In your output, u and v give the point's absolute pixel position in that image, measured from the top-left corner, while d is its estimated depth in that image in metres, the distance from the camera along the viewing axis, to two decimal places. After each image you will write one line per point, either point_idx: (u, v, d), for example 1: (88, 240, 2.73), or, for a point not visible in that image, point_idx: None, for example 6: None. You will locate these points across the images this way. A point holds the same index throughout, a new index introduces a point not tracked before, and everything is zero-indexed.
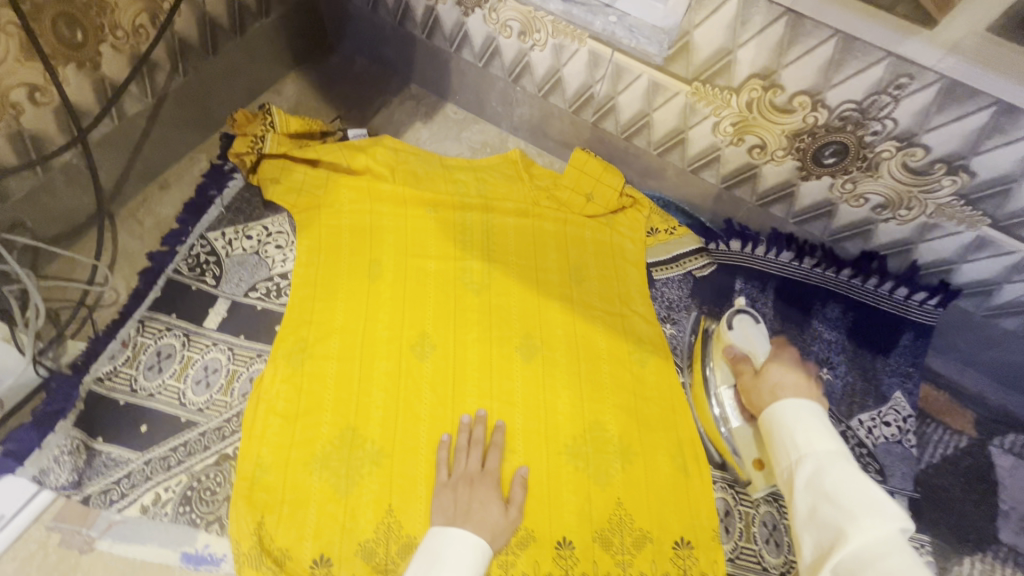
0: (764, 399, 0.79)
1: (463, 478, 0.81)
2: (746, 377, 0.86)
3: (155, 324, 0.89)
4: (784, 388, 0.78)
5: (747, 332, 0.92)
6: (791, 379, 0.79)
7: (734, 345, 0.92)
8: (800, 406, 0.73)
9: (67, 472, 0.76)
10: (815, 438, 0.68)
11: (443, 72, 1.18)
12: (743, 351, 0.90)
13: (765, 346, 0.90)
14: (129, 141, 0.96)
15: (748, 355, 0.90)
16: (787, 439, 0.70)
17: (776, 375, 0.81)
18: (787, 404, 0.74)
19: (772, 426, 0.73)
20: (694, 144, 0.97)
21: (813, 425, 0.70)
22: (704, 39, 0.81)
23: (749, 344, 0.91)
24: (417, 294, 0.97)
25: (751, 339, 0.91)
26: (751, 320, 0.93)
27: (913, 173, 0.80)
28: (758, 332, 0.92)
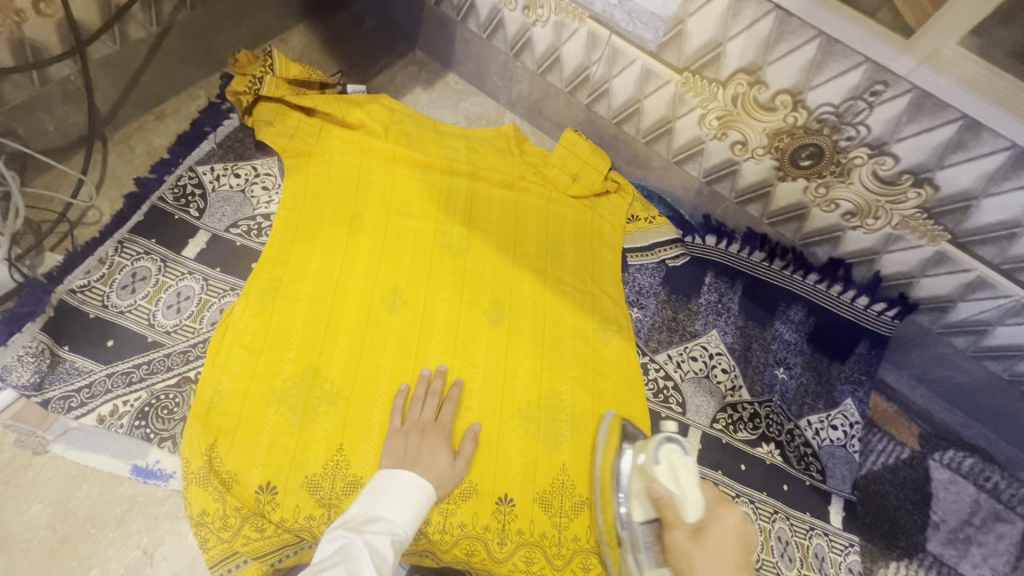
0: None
1: (416, 426, 0.83)
2: (676, 538, 0.64)
3: (134, 247, 0.91)
4: (723, 571, 0.60)
5: (673, 467, 0.69)
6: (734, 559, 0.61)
7: (660, 484, 0.68)
8: None
9: (29, 373, 0.78)
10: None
11: (448, 40, 1.20)
12: (670, 493, 0.67)
13: (697, 489, 0.67)
14: (130, 66, 0.98)
15: (675, 500, 0.66)
16: None
17: (715, 545, 0.62)
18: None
19: None
20: (680, 135, 0.99)
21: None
22: (696, 29, 0.83)
23: (678, 486, 0.67)
24: (394, 250, 0.99)
25: (680, 476, 0.68)
26: (680, 452, 0.71)
27: (882, 182, 0.83)
28: (687, 467, 0.70)
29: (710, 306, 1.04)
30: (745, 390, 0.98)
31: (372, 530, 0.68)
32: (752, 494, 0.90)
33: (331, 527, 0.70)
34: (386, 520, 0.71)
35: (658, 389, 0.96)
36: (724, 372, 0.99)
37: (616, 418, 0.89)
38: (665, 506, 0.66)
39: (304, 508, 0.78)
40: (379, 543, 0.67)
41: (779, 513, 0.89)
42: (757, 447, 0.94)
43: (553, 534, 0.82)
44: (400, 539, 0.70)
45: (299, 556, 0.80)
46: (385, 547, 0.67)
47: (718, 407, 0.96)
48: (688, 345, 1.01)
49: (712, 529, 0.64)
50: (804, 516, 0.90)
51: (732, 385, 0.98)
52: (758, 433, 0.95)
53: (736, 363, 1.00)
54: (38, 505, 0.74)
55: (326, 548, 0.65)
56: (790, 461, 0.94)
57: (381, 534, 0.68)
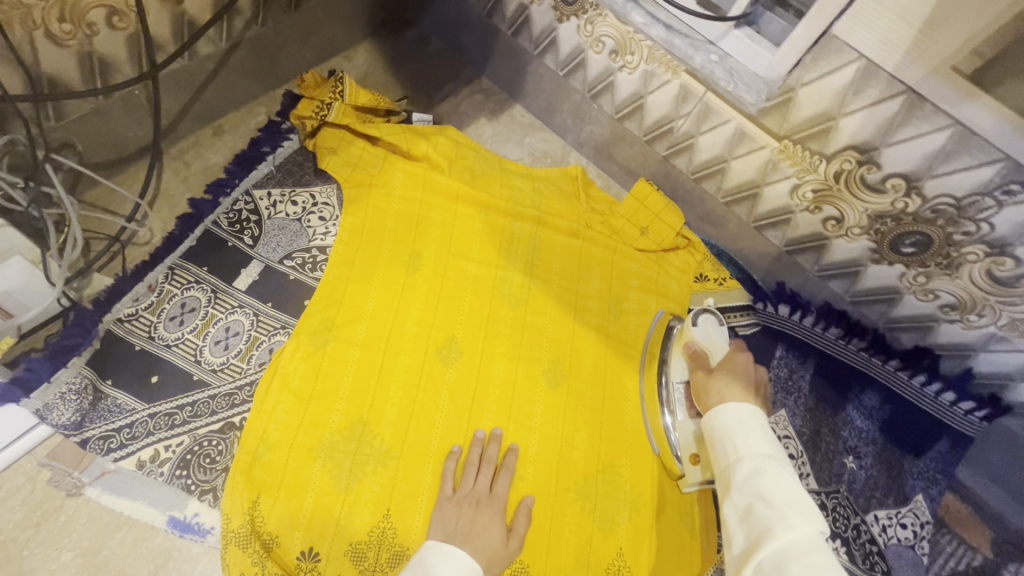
0: (710, 403, 0.76)
1: (469, 497, 0.77)
2: (698, 374, 0.84)
3: (183, 274, 0.86)
4: (730, 389, 0.76)
5: (708, 330, 0.90)
6: (740, 386, 0.76)
7: (695, 341, 0.89)
8: (741, 409, 0.70)
9: (70, 412, 0.73)
10: (753, 440, 0.66)
11: (519, 72, 1.15)
12: (702, 347, 0.88)
13: (723, 347, 0.88)
14: (194, 81, 0.93)
15: (705, 352, 0.88)
16: (727, 441, 0.68)
17: (725, 375, 0.78)
18: (729, 404, 0.71)
19: (714, 428, 0.71)
20: (765, 201, 0.93)
21: (752, 428, 0.68)
22: (808, 98, 0.77)
23: (709, 343, 0.88)
24: (453, 295, 0.94)
25: (711, 336, 0.89)
26: (715, 321, 0.91)
27: (995, 281, 0.76)
28: (720, 335, 0.90)
29: (779, 382, 0.97)
30: (812, 478, 0.92)
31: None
32: None
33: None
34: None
35: None
36: (791, 458, 0.92)
37: (664, 318, 0.99)
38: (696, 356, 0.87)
39: None
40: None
41: None
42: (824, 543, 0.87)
43: None
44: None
45: None
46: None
47: None
48: None
49: (725, 365, 0.80)
50: None
51: (799, 473, 0.92)
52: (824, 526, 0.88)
53: (804, 448, 0.94)
54: (68, 553, 0.70)
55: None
56: (855, 560, 0.86)
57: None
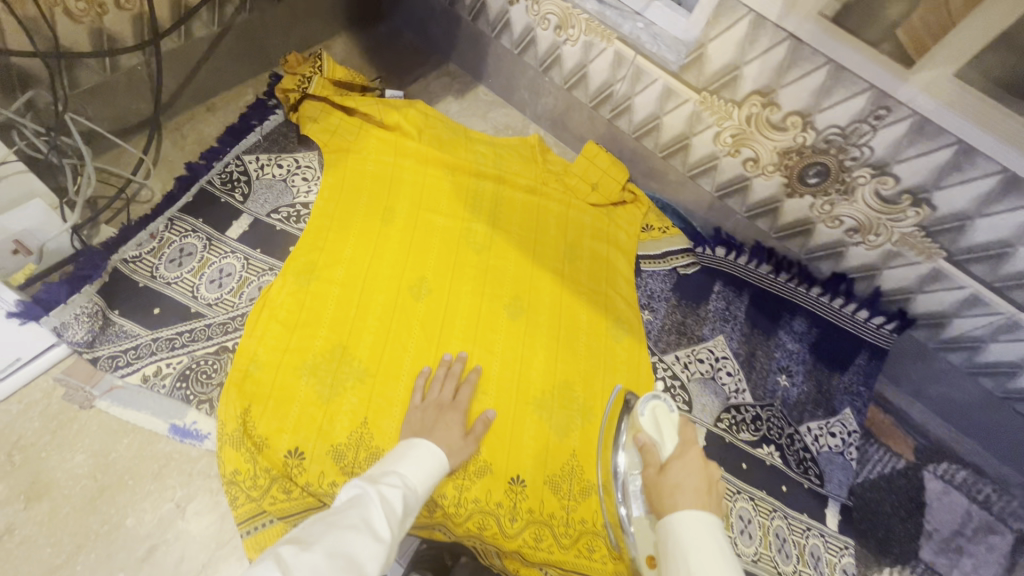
0: (662, 510, 0.68)
1: (434, 404, 0.87)
2: (649, 472, 0.76)
3: (182, 224, 0.97)
4: (684, 491, 0.68)
5: (657, 419, 0.84)
6: (692, 483, 0.69)
7: (644, 434, 0.83)
8: (697, 523, 0.63)
9: (83, 331, 0.83)
10: (708, 564, 0.59)
11: (480, 54, 1.29)
12: (651, 439, 0.81)
13: (674, 436, 0.81)
14: (190, 61, 1.06)
15: (655, 443, 0.81)
16: (680, 563, 0.60)
17: (677, 474, 0.72)
18: (684, 515, 0.64)
19: (667, 543, 0.63)
20: (695, 151, 1.06)
21: (710, 549, 0.60)
22: (716, 52, 0.90)
23: (659, 433, 0.82)
24: (423, 244, 1.06)
25: (660, 426, 0.82)
26: (665, 408, 0.85)
27: (883, 201, 0.89)
28: (671, 421, 0.83)
29: (718, 313, 1.09)
30: (748, 393, 1.03)
31: (387, 483, 0.64)
32: (751, 491, 0.93)
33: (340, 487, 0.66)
34: (399, 475, 0.67)
35: (666, 387, 1.00)
36: (729, 375, 1.03)
37: (622, 393, 0.96)
38: (644, 448, 0.80)
39: (328, 473, 0.82)
40: (393, 494, 0.63)
41: (778, 512, 0.93)
42: (759, 448, 0.98)
43: (560, 514, 0.86)
44: (411, 499, 0.66)
45: None
46: (397, 500, 0.63)
47: (722, 408, 1.00)
48: (696, 348, 1.05)
49: (677, 463, 0.73)
50: (802, 517, 0.94)
51: (736, 388, 1.02)
52: (760, 434, 0.99)
53: (740, 367, 1.04)
54: (81, 455, 0.79)
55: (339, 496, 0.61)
56: (789, 463, 0.98)
57: (395, 486, 0.65)
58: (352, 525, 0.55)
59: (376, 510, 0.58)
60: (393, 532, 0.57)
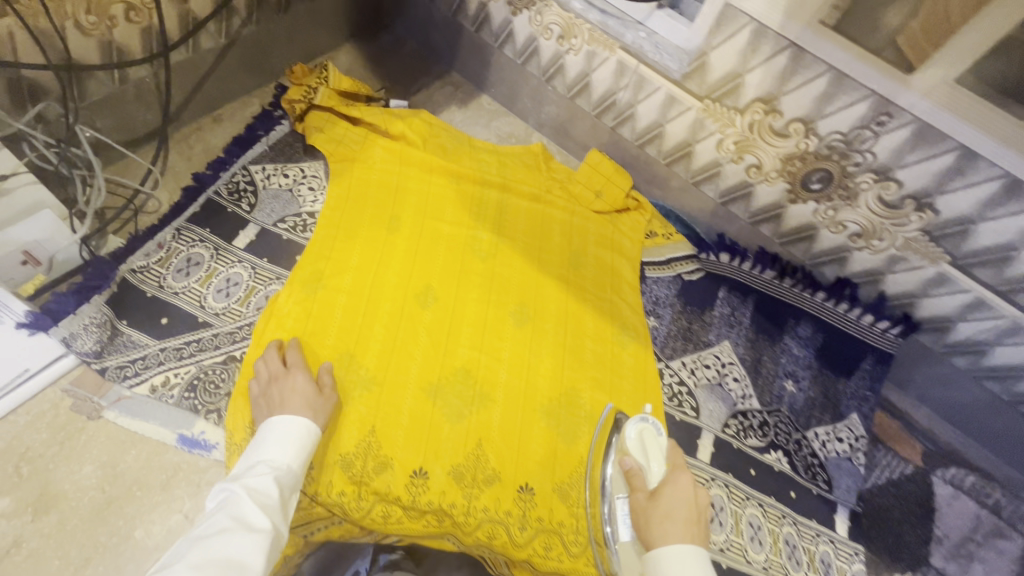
0: (651, 539, 0.70)
1: (271, 380, 0.80)
2: (638, 498, 0.76)
3: (189, 234, 0.98)
4: (674, 521, 0.70)
5: (644, 443, 0.84)
6: (683, 514, 0.71)
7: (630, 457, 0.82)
8: (687, 559, 0.66)
9: (91, 342, 0.83)
10: None
11: (483, 63, 1.30)
12: (637, 463, 0.81)
13: (659, 461, 0.80)
14: (196, 72, 1.07)
15: (641, 467, 0.80)
16: None
17: (667, 502, 0.73)
18: (676, 550, 0.66)
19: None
20: (698, 158, 1.07)
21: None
22: (719, 60, 0.91)
23: (646, 457, 0.82)
24: (429, 251, 1.06)
25: (647, 449, 0.82)
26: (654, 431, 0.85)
27: (886, 205, 0.90)
28: (658, 443, 0.83)
29: (723, 319, 1.09)
30: (755, 399, 1.03)
31: (253, 474, 0.66)
32: (760, 497, 0.93)
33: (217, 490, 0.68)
34: (267, 461, 0.69)
35: (673, 393, 1.01)
36: (735, 380, 1.03)
37: (613, 412, 0.95)
38: (632, 473, 0.79)
39: (338, 484, 0.82)
40: (260, 485, 0.65)
41: (787, 518, 0.93)
42: (766, 454, 0.98)
43: (570, 523, 0.86)
44: (285, 476, 0.68)
45: (330, 531, 0.84)
46: (269, 487, 0.66)
47: (729, 413, 1.00)
48: (702, 353, 1.05)
49: (667, 490, 0.74)
50: (811, 523, 0.93)
51: (743, 394, 1.02)
52: (767, 439, 0.99)
53: (746, 373, 1.04)
54: (89, 466, 0.79)
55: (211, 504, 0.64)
56: (797, 469, 0.98)
57: (261, 475, 0.66)
58: (220, 534, 0.58)
59: (245, 509, 0.62)
60: (266, 522, 0.62)
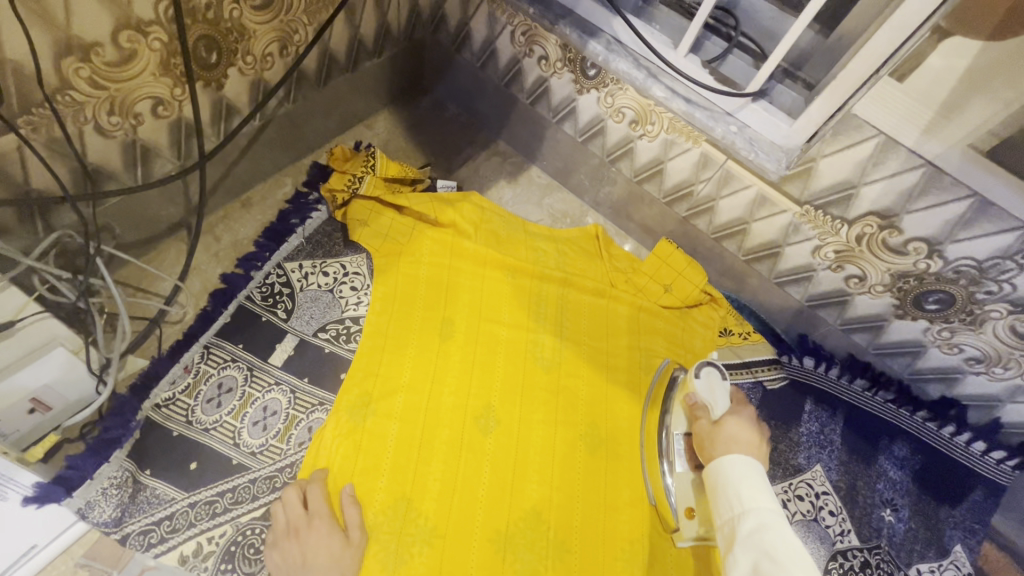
0: (716, 454, 0.79)
1: (292, 529, 0.72)
2: (702, 425, 0.84)
3: (219, 353, 0.85)
4: (738, 444, 0.78)
5: (710, 384, 0.89)
6: (746, 436, 0.80)
7: (695, 394, 0.89)
8: (747, 464, 0.73)
9: (111, 508, 0.71)
10: (757, 494, 0.69)
11: (536, 136, 1.19)
12: (703, 400, 0.88)
13: (725, 400, 0.87)
14: (227, 158, 0.95)
15: (706, 405, 0.87)
16: (731, 493, 0.71)
17: (730, 427, 0.81)
18: (735, 458, 0.74)
19: (717, 480, 0.74)
20: (787, 260, 0.97)
21: (755, 479, 0.71)
22: (828, 168, 0.81)
23: (711, 397, 0.87)
24: (487, 361, 0.95)
25: (713, 389, 0.88)
26: (718, 375, 0.89)
27: (1019, 337, 0.79)
28: (723, 386, 0.89)
29: (812, 437, 0.98)
30: (853, 535, 0.91)
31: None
32: None
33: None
34: None
35: None
36: (831, 515, 0.92)
37: (669, 368, 0.99)
38: (697, 407, 0.87)
39: None
40: None
41: None
42: None
43: None
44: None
45: None
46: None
47: (828, 556, 0.89)
48: (793, 481, 0.94)
49: (730, 419, 0.82)
50: None
51: (841, 530, 0.91)
52: None
53: (842, 503, 0.94)
54: None
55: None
56: None
57: None
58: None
59: None
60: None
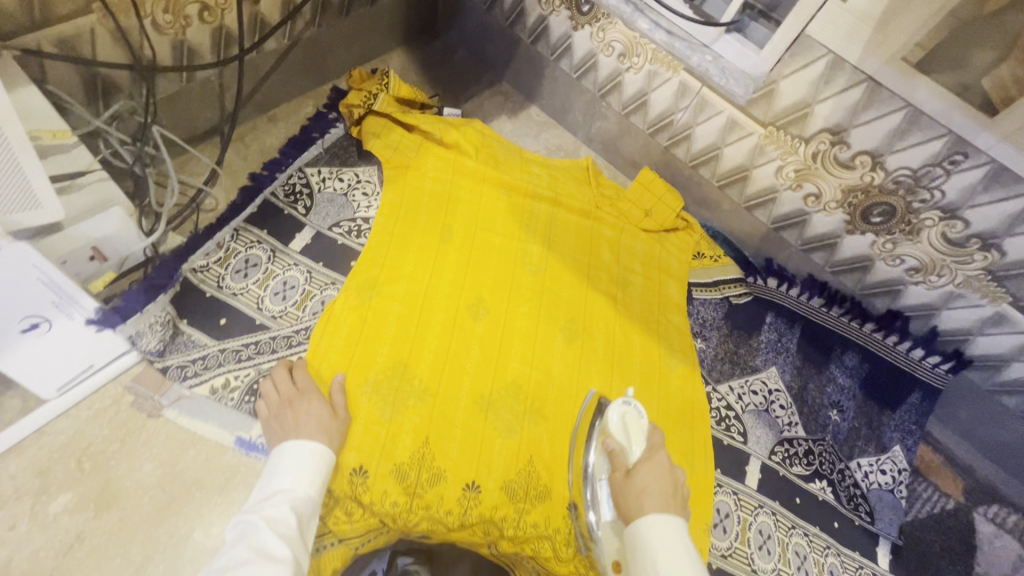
0: (631, 511, 0.74)
1: (285, 401, 0.79)
2: (617, 476, 0.80)
3: (248, 235, 0.98)
4: (650, 494, 0.75)
5: (625, 425, 0.86)
6: (659, 486, 0.76)
7: (612, 439, 0.85)
8: (662, 524, 0.70)
9: (156, 340, 0.84)
10: (673, 562, 0.67)
11: (536, 75, 1.30)
12: (619, 444, 0.84)
13: (641, 444, 0.84)
14: (258, 72, 1.07)
15: (622, 448, 0.84)
16: (646, 562, 0.68)
17: (643, 477, 0.77)
18: (651, 519, 0.71)
19: (633, 545, 0.71)
20: (754, 183, 1.07)
21: (674, 546, 0.68)
22: (788, 89, 0.91)
23: (625, 439, 0.85)
24: (479, 262, 1.06)
25: (629, 433, 0.85)
26: (635, 412, 0.87)
27: (950, 243, 0.90)
28: (640, 425, 0.86)
29: (770, 344, 1.09)
30: (800, 427, 1.02)
31: (270, 504, 0.66)
32: (806, 527, 0.93)
33: (234, 521, 0.68)
34: (282, 489, 0.69)
35: (721, 417, 1.01)
36: (782, 408, 1.03)
37: (596, 397, 0.96)
38: (613, 453, 0.83)
39: (391, 494, 0.82)
40: (278, 513, 0.66)
41: (831, 549, 0.92)
42: (811, 483, 0.97)
43: None
44: (303, 503, 0.69)
45: (377, 542, 0.84)
46: (287, 514, 0.66)
47: (775, 440, 1.00)
48: (749, 378, 1.06)
49: (643, 468, 0.79)
50: (855, 554, 0.93)
51: (789, 422, 1.02)
52: (812, 468, 0.99)
53: (793, 401, 1.04)
54: (150, 464, 0.79)
55: (229, 538, 0.64)
56: (841, 500, 0.97)
57: (279, 504, 0.66)
58: (242, 564, 0.58)
59: (264, 539, 0.62)
60: (287, 550, 0.62)
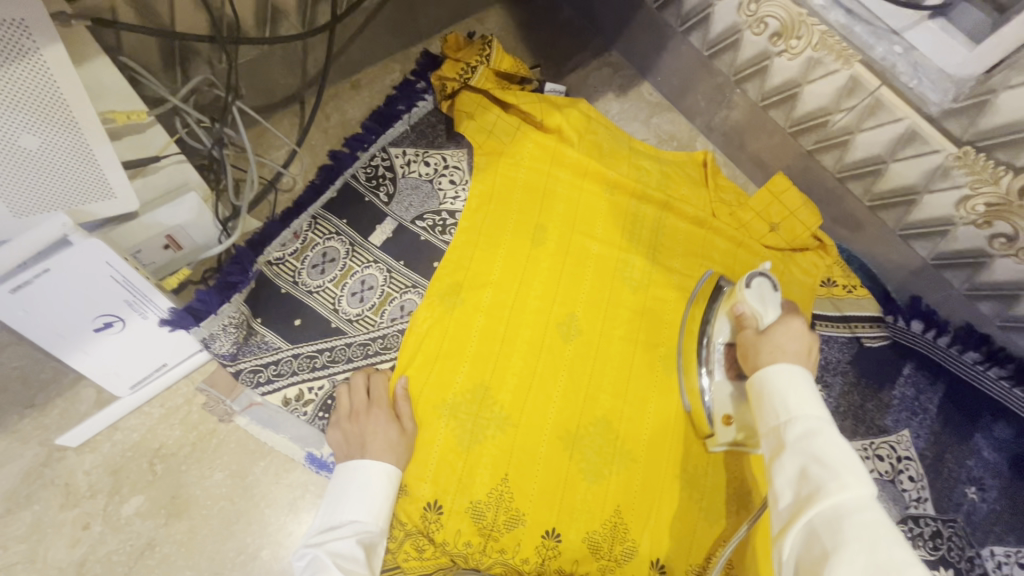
0: (759, 361, 0.68)
1: (349, 416, 0.76)
2: (746, 334, 0.73)
3: (326, 224, 0.89)
4: (784, 352, 0.66)
5: (762, 294, 0.77)
6: (796, 348, 0.67)
7: (743, 304, 0.78)
8: (794, 371, 0.63)
9: (228, 343, 0.78)
10: (805, 402, 0.60)
11: (656, 47, 1.10)
12: (752, 311, 0.76)
13: (777, 310, 0.75)
14: (344, 35, 0.95)
15: (755, 314, 0.76)
16: (775, 401, 0.62)
17: (778, 336, 0.69)
18: (781, 368, 0.64)
19: (758, 388, 0.65)
20: (922, 209, 0.88)
21: (804, 387, 0.62)
22: (1010, 103, 0.70)
23: (760, 306, 0.76)
24: (574, 272, 0.92)
25: (765, 301, 0.76)
26: (770, 286, 0.77)
27: None
28: (774, 297, 0.77)
29: (905, 402, 0.93)
30: (930, 504, 0.87)
31: (337, 536, 0.64)
32: None
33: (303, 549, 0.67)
34: (349, 520, 0.66)
35: None
36: (910, 480, 0.88)
37: (714, 277, 0.94)
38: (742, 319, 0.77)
39: (465, 532, 0.76)
40: (345, 547, 0.63)
41: None
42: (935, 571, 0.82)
43: None
44: (370, 534, 0.66)
45: None
46: (354, 548, 0.63)
47: (898, 517, 0.86)
48: (875, 441, 0.91)
49: (779, 326, 0.70)
50: None
51: (917, 496, 0.87)
52: (939, 554, 0.83)
53: (924, 472, 0.89)
54: (219, 473, 0.79)
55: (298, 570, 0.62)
56: None
57: (345, 538, 0.64)
58: None
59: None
60: None
